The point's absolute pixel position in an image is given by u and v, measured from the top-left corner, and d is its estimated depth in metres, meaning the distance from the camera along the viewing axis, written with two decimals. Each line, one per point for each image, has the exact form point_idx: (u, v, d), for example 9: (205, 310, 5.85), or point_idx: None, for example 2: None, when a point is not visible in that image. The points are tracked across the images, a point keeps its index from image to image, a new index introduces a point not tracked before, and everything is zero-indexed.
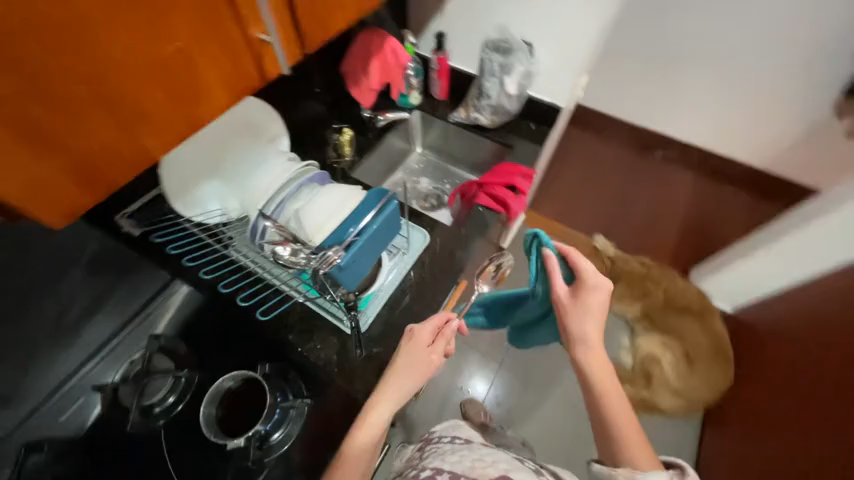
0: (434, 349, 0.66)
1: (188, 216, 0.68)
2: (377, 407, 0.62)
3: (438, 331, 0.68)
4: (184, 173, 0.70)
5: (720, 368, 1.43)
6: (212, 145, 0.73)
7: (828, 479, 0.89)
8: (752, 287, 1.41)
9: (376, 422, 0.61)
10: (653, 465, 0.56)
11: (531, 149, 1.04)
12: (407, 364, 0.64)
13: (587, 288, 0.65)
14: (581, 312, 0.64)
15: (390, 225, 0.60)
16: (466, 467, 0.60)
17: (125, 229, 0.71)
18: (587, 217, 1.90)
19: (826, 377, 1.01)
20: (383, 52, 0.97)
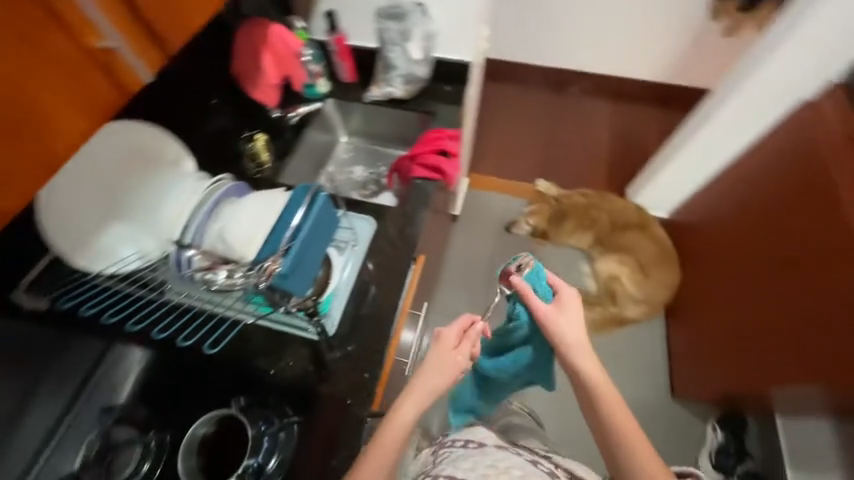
0: (460, 351, 0.66)
1: (99, 269, 0.63)
2: (407, 401, 0.62)
3: (464, 332, 0.68)
4: (74, 221, 0.60)
5: (670, 270, 1.54)
6: (98, 177, 0.61)
7: (792, 330, 1.01)
8: (679, 188, 1.55)
9: (404, 423, 0.61)
10: (663, 475, 0.59)
11: (454, 111, 1.03)
12: (434, 366, 0.64)
13: (568, 304, 0.68)
14: (569, 330, 0.66)
15: (326, 221, 0.58)
16: (479, 476, 0.63)
17: (30, 306, 0.65)
18: (524, 168, 1.99)
19: (763, 248, 1.14)
20: (270, 42, 0.91)
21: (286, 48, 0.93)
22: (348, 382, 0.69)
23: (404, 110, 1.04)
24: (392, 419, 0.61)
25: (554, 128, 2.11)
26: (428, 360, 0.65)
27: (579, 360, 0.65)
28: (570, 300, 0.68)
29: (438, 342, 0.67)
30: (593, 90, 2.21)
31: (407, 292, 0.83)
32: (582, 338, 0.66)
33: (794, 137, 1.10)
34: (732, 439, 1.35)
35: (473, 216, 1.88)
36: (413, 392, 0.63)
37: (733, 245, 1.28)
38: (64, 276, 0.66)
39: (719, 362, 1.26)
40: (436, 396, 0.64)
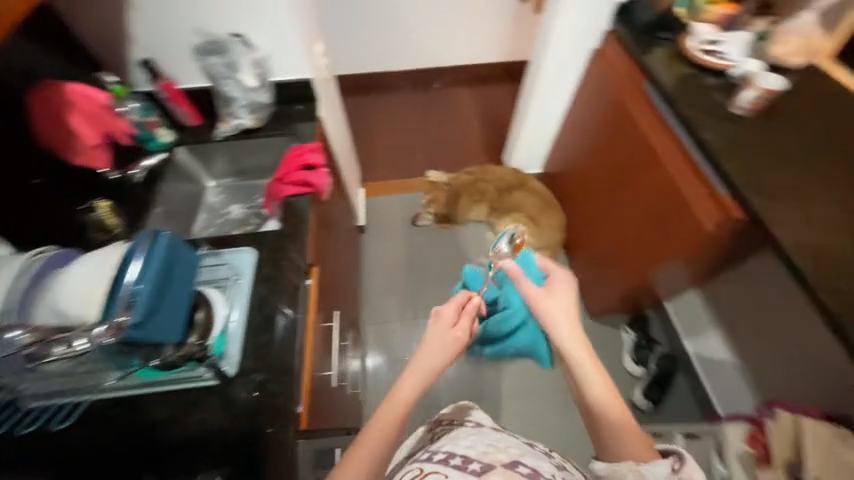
0: (458, 327, 0.74)
1: None
2: (404, 383, 0.68)
3: (462, 307, 0.78)
4: None
5: (554, 214, 1.74)
6: None
7: (640, 231, 1.23)
8: (540, 144, 1.78)
9: (400, 402, 0.66)
10: (649, 454, 0.59)
11: (310, 126, 1.07)
12: (436, 341, 0.72)
13: (554, 285, 0.78)
14: (556, 304, 0.74)
15: (177, 260, 0.56)
16: (479, 452, 0.66)
17: None
18: (412, 164, 2.11)
19: (606, 172, 1.38)
20: (73, 104, 0.84)
21: (95, 105, 0.86)
22: (265, 412, 0.66)
23: (260, 137, 1.05)
24: (384, 404, 0.66)
25: (429, 121, 2.28)
26: (430, 339, 0.72)
27: (563, 332, 0.71)
28: (556, 282, 0.78)
29: (437, 321, 0.75)
30: (453, 82, 2.45)
31: (308, 306, 0.84)
32: (568, 313, 0.73)
33: (598, 78, 1.35)
34: (642, 333, 1.57)
35: (380, 221, 1.94)
36: (414, 370, 0.69)
37: (587, 178, 1.51)
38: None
39: (609, 276, 1.47)
40: (432, 370, 0.70)
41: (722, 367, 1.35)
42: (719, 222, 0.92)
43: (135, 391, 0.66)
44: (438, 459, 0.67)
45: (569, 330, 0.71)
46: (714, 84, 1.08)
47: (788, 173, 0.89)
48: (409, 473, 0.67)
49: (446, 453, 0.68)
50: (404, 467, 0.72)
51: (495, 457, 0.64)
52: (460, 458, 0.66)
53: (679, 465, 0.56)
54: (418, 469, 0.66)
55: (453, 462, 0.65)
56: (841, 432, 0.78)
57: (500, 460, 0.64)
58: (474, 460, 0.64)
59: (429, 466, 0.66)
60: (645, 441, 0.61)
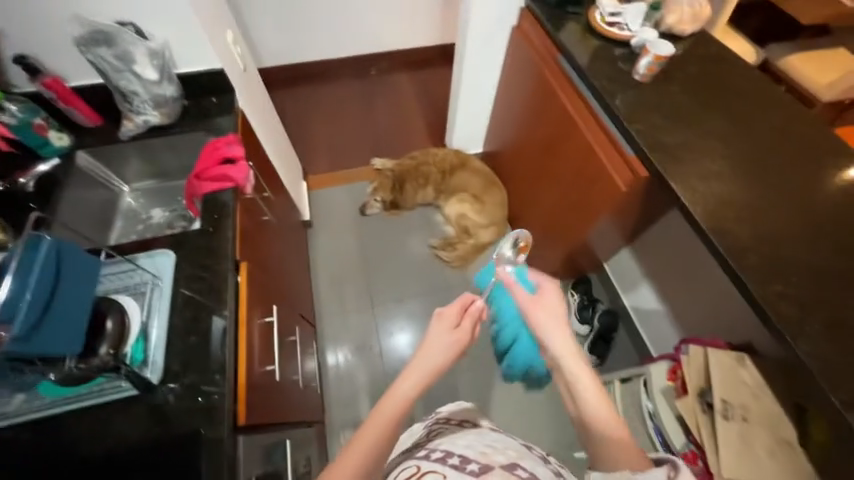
0: (460, 329, 0.67)
1: None
2: (406, 378, 0.61)
3: (465, 310, 0.69)
4: None
5: (497, 190, 1.79)
6: None
7: (570, 198, 1.31)
8: (476, 123, 1.83)
9: (399, 399, 0.59)
10: (643, 467, 0.52)
11: (227, 119, 1.02)
12: (436, 342, 0.65)
13: (544, 296, 0.69)
14: (546, 314, 0.66)
15: (67, 264, 0.53)
16: (477, 452, 0.62)
17: None
18: (356, 154, 2.09)
19: (537, 144, 1.44)
20: None
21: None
22: (195, 412, 0.64)
23: (173, 134, 0.99)
24: (386, 397, 0.59)
25: (369, 109, 2.25)
26: (432, 335, 0.66)
27: (553, 342, 0.63)
28: (545, 293, 0.69)
29: (439, 322, 0.68)
30: (390, 68, 2.43)
31: (239, 302, 0.81)
32: (560, 327, 0.65)
33: (520, 54, 1.39)
34: (585, 294, 1.67)
35: (327, 213, 1.91)
36: (412, 369, 0.62)
37: (522, 152, 1.57)
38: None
39: (550, 243, 1.55)
40: (428, 374, 0.62)
41: (654, 315, 1.48)
42: (632, 181, 1.00)
43: (42, 412, 0.61)
44: (435, 457, 0.63)
45: (562, 342, 0.63)
46: (619, 54, 1.15)
47: (683, 131, 0.97)
48: (406, 471, 0.63)
49: (442, 451, 0.65)
50: (398, 464, 0.68)
51: (493, 458, 0.60)
52: (458, 457, 0.62)
53: (675, 474, 0.49)
54: (416, 468, 0.62)
55: (450, 461, 0.61)
56: (738, 357, 0.92)
57: (498, 462, 0.59)
58: (472, 460, 0.60)
59: (426, 464, 0.62)
60: (637, 452, 0.54)
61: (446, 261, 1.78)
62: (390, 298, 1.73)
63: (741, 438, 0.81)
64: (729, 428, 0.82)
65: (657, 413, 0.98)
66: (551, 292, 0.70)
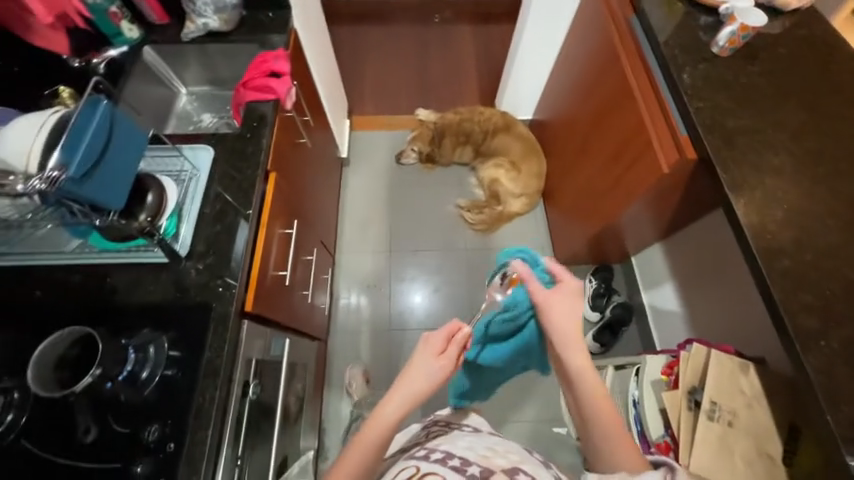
0: (445, 356, 0.71)
1: None
2: (389, 402, 0.68)
3: (450, 338, 0.73)
4: None
5: (536, 160, 1.74)
6: None
7: (611, 177, 1.24)
8: (530, 87, 1.74)
9: (385, 420, 0.67)
10: (639, 467, 0.60)
11: (279, 35, 1.04)
12: (418, 368, 0.70)
13: (561, 299, 0.70)
14: (560, 327, 0.68)
15: (118, 130, 0.59)
16: (478, 456, 0.65)
17: None
18: (402, 101, 2.07)
19: (588, 116, 1.35)
20: None
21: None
22: (212, 289, 0.73)
23: (229, 43, 1.04)
24: (367, 426, 0.67)
25: (424, 57, 2.20)
26: (415, 361, 0.71)
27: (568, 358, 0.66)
28: (563, 297, 0.70)
29: (426, 346, 0.72)
30: (453, 17, 2.33)
31: (262, 207, 0.88)
32: (574, 334, 0.68)
33: (591, 13, 1.28)
34: (603, 282, 1.62)
35: (364, 156, 1.94)
36: (397, 394, 0.68)
37: (572, 123, 1.48)
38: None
39: (578, 221, 1.50)
40: (414, 399, 0.68)
41: (670, 317, 1.42)
42: (676, 162, 0.93)
43: (92, 259, 0.72)
44: (434, 458, 0.66)
45: (574, 351, 0.66)
46: (702, 22, 1.02)
47: (751, 118, 0.87)
48: (405, 471, 0.65)
49: (443, 451, 0.68)
50: (399, 463, 0.71)
51: (493, 462, 0.63)
52: (458, 460, 0.64)
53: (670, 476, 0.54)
54: (415, 468, 0.65)
55: (450, 463, 0.64)
56: (743, 364, 0.86)
57: (499, 465, 0.62)
58: (472, 463, 0.63)
59: (425, 465, 0.64)
60: (637, 453, 0.61)
61: (469, 224, 1.77)
62: (409, 248, 1.77)
63: (720, 440, 0.79)
64: (710, 429, 0.80)
65: (640, 399, 0.95)
66: (568, 295, 0.70)
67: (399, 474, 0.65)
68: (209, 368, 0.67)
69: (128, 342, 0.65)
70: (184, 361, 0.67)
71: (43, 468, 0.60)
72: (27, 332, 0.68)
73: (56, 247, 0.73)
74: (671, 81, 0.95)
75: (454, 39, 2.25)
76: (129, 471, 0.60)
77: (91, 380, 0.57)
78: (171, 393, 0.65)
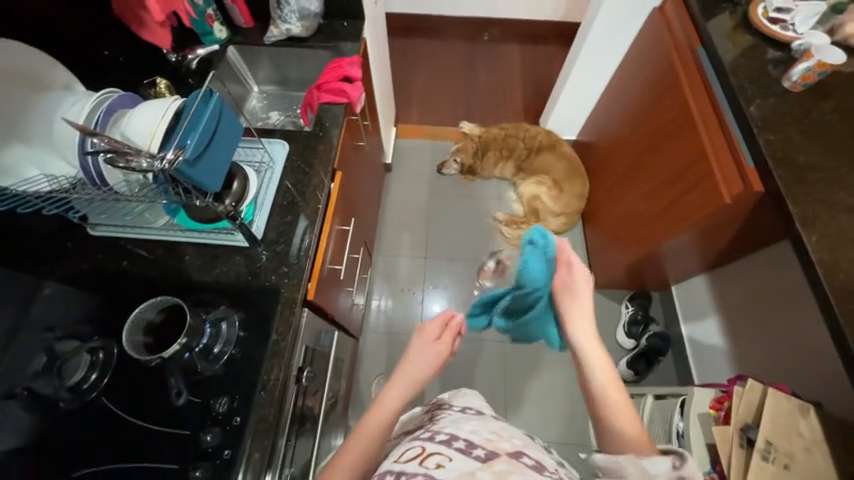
0: (442, 340, 0.76)
1: (8, 184, 0.62)
2: (389, 391, 0.70)
3: (445, 326, 0.79)
4: None
5: (578, 180, 1.73)
6: None
7: (661, 205, 1.23)
8: (578, 109, 1.76)
9: (389, 404, 0.69)
10: (646, 446, 0.56)
11: (352, 44, 1.11)
12: (419, 354, 0.74)
13: (574, 287, 0.75)
14: (571, 304, 0.73)
15: (223, 122, 0.63)
16: (483, 438, 0.63)
17: None
18: (446, 113, 2.13)
19: (640, 141, 1.36)
20: None
21: None
22: (279, 272, 0.77)
23: (307, 48, 1.11)
24: (371, 414, 0.67)
25: (473, 73, 2.26)
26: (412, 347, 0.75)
27: (575, 328, 0.70)
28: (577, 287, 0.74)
29: (422, 335, 0.77)
30: (504, 37, 2.39)
31: (328, 202, 0.92)
32: (583, 315, 0.72)
33: (652, 40, 1.30)
34: (641, 309, 1.59)
35: (407, 162, 1.99)
36: (398, 380, 0.71)
37: (621, 146, 1.49)
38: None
39: (620, 246, 1.49)
40: (418, 382, 0.72)
41: (712, 352, 1.38)
42: (740, 192, 0.93)
43: (176, 236, 0.77)
44: (439, 439, 0.63)
45: (580, 327, 0.70)
46: (772, 56, 1.02)
47: (824, 154, 0.86)
48: (409, 451, 0.63)
49: (447, 433, 0.65)
50: (403, 443, 0.69)
51: (498, 445, 0.62)
52: (463, 442, 0.62)
53: (680, 463, 0.52)
54: (421, 448, 0.63)
55: (455, 444, 0.61)
56: (801, 405, 0.83)
57: (504, 449, 0.61)
58: (477, 446, 0.61)
59: (431, 446, 0.62)
60: (644, 434, 0.58)
61: (506, 239, 1.78)
62: (444, 256, 1.79)
63: None
64: (764, 470, 0.76)
65: (685, 432, 0.92)
66: (582, 287, 0.74)
67: (402, 455, 0.63)
68: (273, 351, 0.70)
69: (206, 317, 0.68)
70: (247, 342, 0.70)
71: (118, 427, 0.63)
72: (106, 300, 0.73)
73: (144, 224, 0.77)
74: (739, 111, 0.95)
75: (502, 57, 2.31)
76: (199, 439, 0.62)
77: (177, 347, 0.61)
78: (235, 371, 0.67)
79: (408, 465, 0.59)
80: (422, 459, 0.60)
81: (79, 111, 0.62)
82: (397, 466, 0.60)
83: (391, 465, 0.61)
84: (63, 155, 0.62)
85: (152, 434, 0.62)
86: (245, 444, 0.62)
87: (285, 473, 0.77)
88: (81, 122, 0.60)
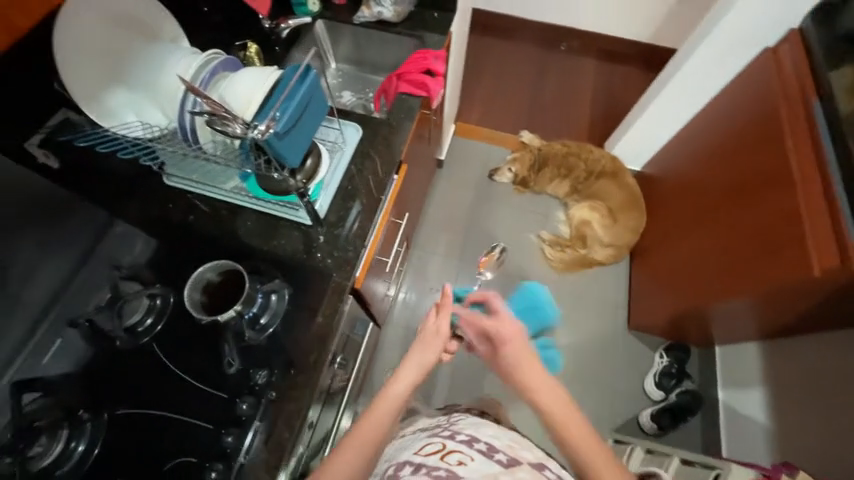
0: (441, 331, 0.76)
1: (105, 125, 0.65)
2: (396, 382, 0.72)
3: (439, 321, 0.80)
4: (87, 72, 0.61)
5: (636, 214, 1.64)
6: (103, 41, 0.62)
7: (729, 260, 1.15)
8: (650, 141, 1.66)
9: (394, 397, 0.70)
10: None
11: (440, 37, 1.08)
12: (418, 350, 0.76)
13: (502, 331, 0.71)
14: (508, 353, 0.70)
15: (314, 100, 0.62)
16: (504, 444, 0.64)
17: (42, 161, 0.73)
18: (509, 119, 2.07)
19: (716, 188, 1.27)
20: None
21: None
22: (335, 258, 0.76)
23: (394, 34, 1.10)
24: (379, 401, 0.69)
25: (543, 82, 2.18)
26: (411, 354, 0.75)
27: (526, 382, 0.67)
28: (505, 333, 0.71)
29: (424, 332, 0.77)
30: (582, 50, 2.28)
31: (389, 196, 0.91)
32: (526, 360, 0.69)
33: (756, 82, 1.19)
34: (676, 362, 1.51)
35: (459, 162, 1.96)
36: (403, 370, 0.73)
37: (691, 188, 1.40)
38: (74, 128, 0.73)
39: (668, 293, 1.41)
40: (420, 367, 0.74)
41: (749, 425, 1.28)
42: (837, 268, 0.85)
43: (244, 202, 0.78)
44: (460, 439, 0.64)
45: (529, 374, 0.67)
46: None
47: None
48: (430, 446, 0.63)
49: (467, 434, 0.65)
50: (422, 437, 0.69)
51: (519, 454, 0.62)
52: (484, 444, 0.63)
53: None
54: (441, 444, 0.63)
55: (476, 446, 0.62)
56: None
57: (526, 458, 0.61)
58: (499, 450, 0.61)
59: (451, 444, 0.62)
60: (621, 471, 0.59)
61: (546, 259, 1.72)
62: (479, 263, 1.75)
63: None
64: None
65: None
66: (507, 330, 0.71)
67: (424, 446, 0.64)
68: (318, 333, 0.69)
69: (260, 287, 0.69)
70: (293, 317, 0.70)
71: (165, 378, 0.65)
72: (170, 251, 0.75)
73: (213, 184, 0.78)
74: None
75: (575, 71, 2.22)
76: (235, 406, 0.63)
77: (232, 314, 0.63)
78: (279, 346, 0.68)
79: (429, 458, 0.60)
80: (443, 454, 0.60)
81: (186, 68, 0.63)
82: (417, 459, 0.61)
83: (411, 456, 0.62)
84: (164, 106, 0.64)
85: (191, 390, 0.64)
86: (275, 422, 0.63)
87: (301, 452, 0.78)
88: (186, 79, 0.62)
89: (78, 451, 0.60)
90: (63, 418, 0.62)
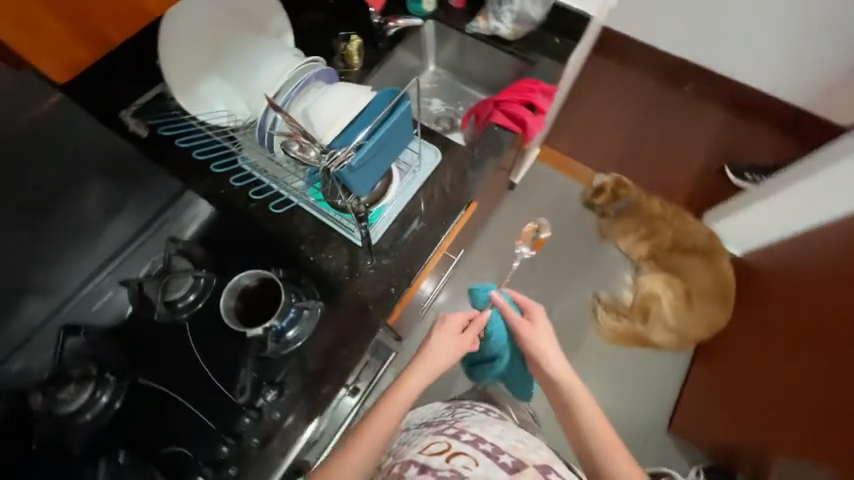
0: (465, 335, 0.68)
1: (194, 113, 0.65)
2: (405, 384, 0.64)
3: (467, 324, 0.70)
4: (187, 67, 0.66)
5: (719, 306, 1.44)
6: (209, 41, 0.66)
7: (819, 417, 0.93)
8: (761, 231, 1.39)
9: (398, 402, 0.62)
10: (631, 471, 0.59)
11: (554, 67, 0.96)
12: (439, 354, 0.66)
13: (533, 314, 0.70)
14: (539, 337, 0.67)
15: (402, 131, 0.55)
16: (510, 444, 0.56)
17: (134, 129, 0.76)
18: (602, 155, 1.86)
19: (827, 319, 1.01)
20: None
21: None
22: (376, 290, 0.72)
23: (505, 53, 1.00)
24: (398, 385, 0.64)
25: (654, 123, 1.92)
26: (436, 342, 0.66)
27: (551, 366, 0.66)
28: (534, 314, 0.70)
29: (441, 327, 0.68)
30: (712, 95, 1.95)
31: (450, 231, 0.84)
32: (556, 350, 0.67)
33: None
34: None
35: (532, 188, 1.79)
36: (419, 370, 0.64)
37: (796, 302, 1.16)
38: (162, 106, 0.77)
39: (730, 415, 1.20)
40: (433, 376, 0.65)
41: None
42: None
43: (304, 204, 0.76)
44: (465, 437, 0.56)
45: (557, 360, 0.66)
46: None
47: None
48: (434, 443, 0.55)
49: (472, 433, 0.57)
50: (421, 430, 0.61)
51: (525, 455, 0.55)
52: (489, 445, 0.55)
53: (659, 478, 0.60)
54: (445, 442, 0.55)
55: (482, 446, 0.54)
56: None
57: (532, 460, 0.54)
58: (504, 451, 0.54)
59: (458, 443, 0.54)
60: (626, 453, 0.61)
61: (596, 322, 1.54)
62: None
63: None
64: None
65: None
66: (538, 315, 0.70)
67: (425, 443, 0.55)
68: (341, 367, 0.67)
69: (295, 300, 0.66)
70: (320, 340, 0.68)
71: (192, 364, 0.67)
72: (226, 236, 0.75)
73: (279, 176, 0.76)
74: None
75: (697, 117, 1.93)
76: (239, 416, 0.64)
77: (259, 332, 0.62)
78: (300, 367, 0.66)
79: (432, 457, 0.52)
80: (447, 455, 0.52)
81: (277, 77, 0.61)
82: (421, 457, 0.53)
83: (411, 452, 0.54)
84: (251, 103, 0.62)
85: (212, 385, 0.66)
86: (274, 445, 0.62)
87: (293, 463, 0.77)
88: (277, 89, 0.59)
89: (102, 401, 0.65)
90: (94, 373, 0.65)
